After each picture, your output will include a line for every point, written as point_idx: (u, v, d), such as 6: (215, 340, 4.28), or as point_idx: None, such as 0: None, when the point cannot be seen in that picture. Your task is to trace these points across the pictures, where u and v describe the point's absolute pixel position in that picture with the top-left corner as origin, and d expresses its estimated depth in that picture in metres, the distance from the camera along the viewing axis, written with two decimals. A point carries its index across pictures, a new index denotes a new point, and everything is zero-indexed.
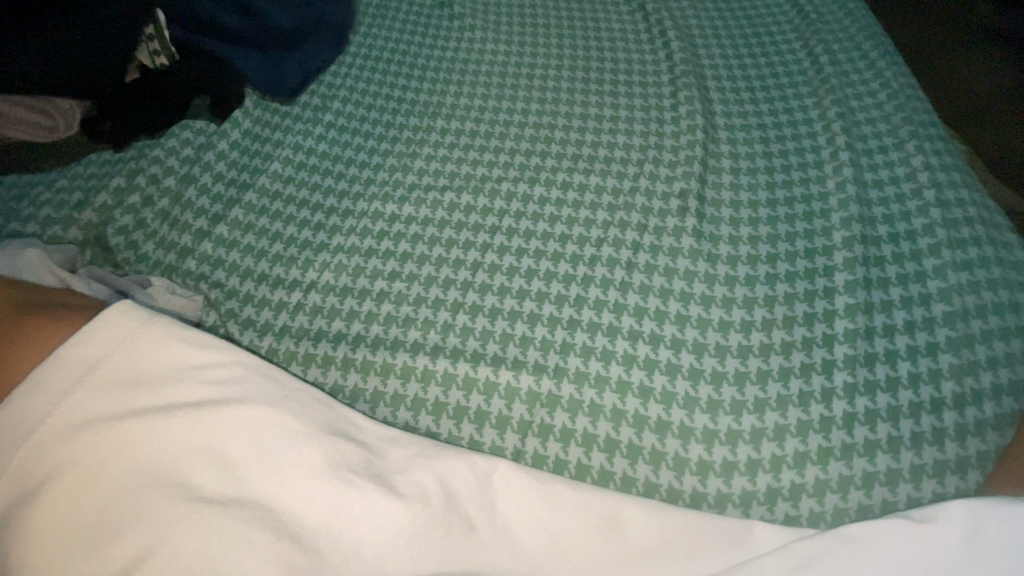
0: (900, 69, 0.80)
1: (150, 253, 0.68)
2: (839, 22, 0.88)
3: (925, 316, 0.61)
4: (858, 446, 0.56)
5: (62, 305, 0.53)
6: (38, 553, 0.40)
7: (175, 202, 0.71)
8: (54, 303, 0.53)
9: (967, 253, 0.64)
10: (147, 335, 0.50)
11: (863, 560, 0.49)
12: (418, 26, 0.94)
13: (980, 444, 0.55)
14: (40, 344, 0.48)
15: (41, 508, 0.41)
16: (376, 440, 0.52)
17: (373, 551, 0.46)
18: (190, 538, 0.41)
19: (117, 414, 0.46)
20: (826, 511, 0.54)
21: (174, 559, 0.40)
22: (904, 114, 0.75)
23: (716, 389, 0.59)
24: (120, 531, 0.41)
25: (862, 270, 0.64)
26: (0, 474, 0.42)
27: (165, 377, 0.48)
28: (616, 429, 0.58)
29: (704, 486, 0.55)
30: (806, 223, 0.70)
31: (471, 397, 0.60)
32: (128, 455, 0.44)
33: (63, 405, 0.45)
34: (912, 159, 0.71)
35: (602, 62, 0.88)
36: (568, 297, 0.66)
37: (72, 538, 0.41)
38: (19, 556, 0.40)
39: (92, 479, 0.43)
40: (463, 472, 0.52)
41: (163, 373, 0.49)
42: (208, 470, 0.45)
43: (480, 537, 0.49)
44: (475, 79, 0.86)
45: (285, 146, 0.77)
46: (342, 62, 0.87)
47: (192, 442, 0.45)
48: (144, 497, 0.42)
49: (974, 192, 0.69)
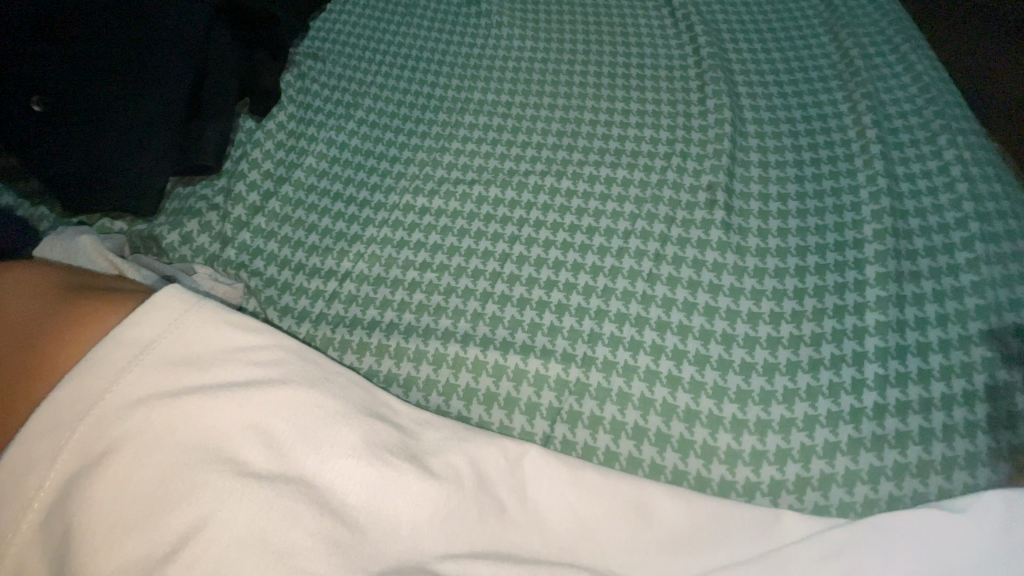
0: (934, 60, 0.79)
1: (193, 241, 0.71)
2: (871, 13, 0.86)
3: (958, 309, 0.60)
4: (889, 438, 0.55)
5: (111, 289, 0.56)
6: (99, 521, 0.42)
7: (216, 194, 0.74)
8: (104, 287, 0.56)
9: (1001, 246, 0.63)
10: (195, 319, 0.52)
11: (893, 549, 0.49)
12: (444, 22, 0.94)
13: (1014, 437, 0.55)
14: (92, 326, 0.51)
15: (102, 479, 0.44)
16: (410, 422, 0.54)
17: (409, 528, 0.47)
18: (238, 510, 0.43)
19: (169, 393, 0.48)
20: (856, 501, 0.54)
21: (225, 530, 0.42)
22: (938, 106, 0.73)
23: (745, 379, 0.59)
24: (175, 502, 0.43)
25: (895, 262, 0.63)
26: (63, 448, 0.45)
27: (212, 359, 0.50)
28: (644, 418, 0.58)
29: (732, 475, 0.56)
30: (837, 215, 0.69)
31: (500, 384, 0.61)
32: (181, 432, 0.46)
33: (120, 383, 0.47)
34: (946, 152, 0.70)
35: (628, 56, 0.88)
36: (596, 288, 0.66)
37: (130, 508, 0.43)
38: (81, 524, 0.42)
39: (147, 453, 0.45)
40: (494, 456, 0.53)
41: (210, 355, 0.51)
42: (254, 447, 0.47)
43: (511, 518, 0.51)
44: (502, 75, 0.87)
45: (316, 140, 0.79)
46: (371, 58, 0.89)
47: (239, 421, 0.47)
48: (196, 471, 0.44)
49: (1010, 184, 0.68)
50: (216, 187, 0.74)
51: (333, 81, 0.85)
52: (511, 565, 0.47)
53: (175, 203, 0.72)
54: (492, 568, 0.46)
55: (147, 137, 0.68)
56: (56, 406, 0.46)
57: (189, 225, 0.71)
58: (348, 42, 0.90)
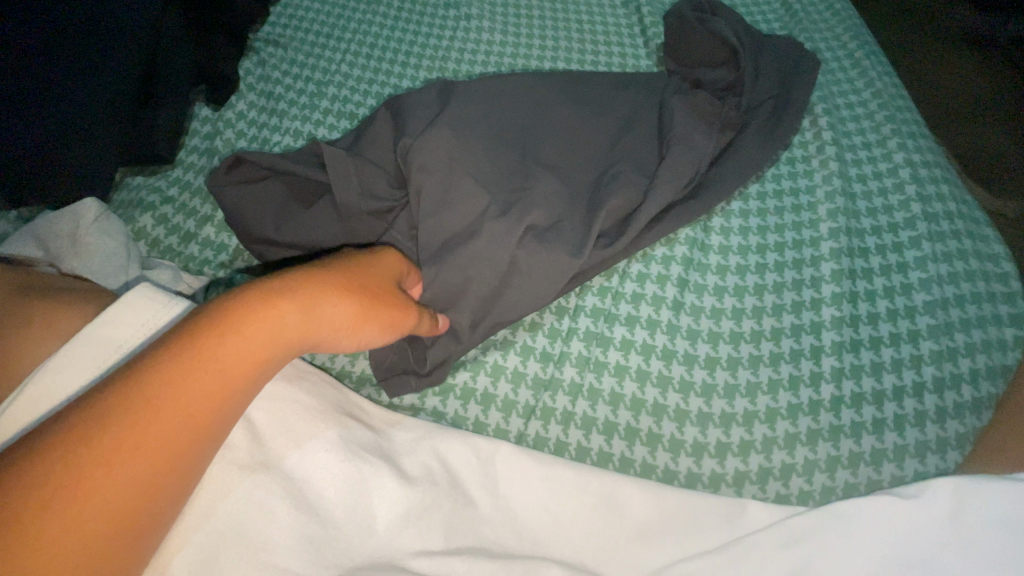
0: (884, 69, 0.83)
1: (149, 232, 0.70)
2: (827, 20, 0.90)
3: (907, 304, 0.63)
4: (845, 428, 0.58)
5: (60, 291, 0.53)
6: None
7: (170, 185, 0.73)
8: (51, 288, 0.53)
9: (947, 245, 0.67)
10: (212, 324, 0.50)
11: (849, 536, 0.51)
12: (407, 10, 0.91)
13: (958, 426, 0.58)
14: (49, 330, 0.49)
15: None
16: (383, 425, 0.54)
17: (384, 525, 0.48)
18: (222, 493, 0.44)
19: None
20: (815, 490, 0.56)
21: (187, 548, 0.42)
22: (888, 112, 0.78)
23: (710, 373, 0.61)
24: None
25: (848, 260, 0.67)
26: None
27: None
28: (614, 413, 0.60)
29: (698, 467, 0.57)
30: (795, 215, 0.71)
31: (477, 379, 0.61)
32: None
33: None
34: (895, 155, 0.74)
35: (594, 53, 0.87)
36: (566, 307, 0.66)
37: None
38: None
39: None
40: (465, 454, 0.53)
41: None
42: (235, 439, 0.47)
43: (482, 515, 0.51)
44: (467, 66, 0.85)
45: (283, 132, 0.77)
46: (331, 47, 0.86)
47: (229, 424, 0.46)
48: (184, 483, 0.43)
49: (954, 187, 0.72)
50: (170, 178, 0.73)
51: (294, 69, 0.83)
52: (486, 561, 0.47)
53: (125, 195, 0.72)
54: (466, 565, 0.47)
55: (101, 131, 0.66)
56: (34, 395, 0.44)
57: (142, 219, 0.70)
58: (309, 30, 0.88)
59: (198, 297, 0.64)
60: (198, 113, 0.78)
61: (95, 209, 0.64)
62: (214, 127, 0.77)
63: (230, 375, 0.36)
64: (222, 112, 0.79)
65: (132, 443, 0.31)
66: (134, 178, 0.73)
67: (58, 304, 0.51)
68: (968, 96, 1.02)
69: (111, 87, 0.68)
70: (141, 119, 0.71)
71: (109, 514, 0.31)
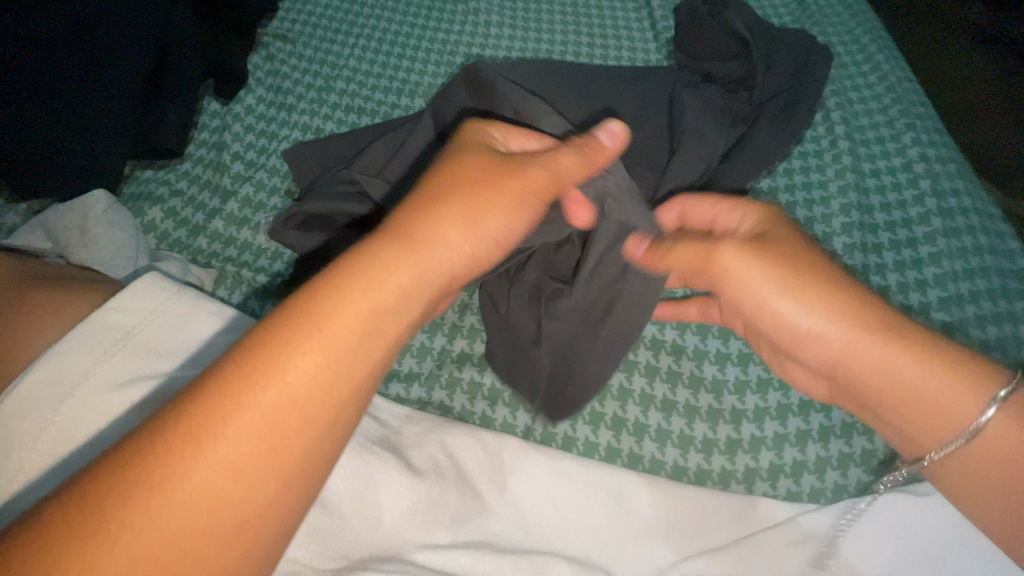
0: (899, 64, 0.82)
1: (158, 224, 0.70)
2: (840, 15, 0.89)
3: (921, 301, 0.63)
4: (858, 426, 0.57)
5: (70, 279, 0.53)
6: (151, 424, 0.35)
7: (178, 179, 0.74)
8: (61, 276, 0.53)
9: (962, 242, 0.66)
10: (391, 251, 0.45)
11: (862, 534, 0.50)
12: (417, 4, 0.91)
13: None
14: (58, 319, 0.49)
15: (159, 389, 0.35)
16: (390, 417, 0.53)
17: (391, 518, 0.47)
18: None
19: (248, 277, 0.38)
20: (827, 487, 0.55)
21: None
22: (902, 107, 0.77)
23: (720, 369, 0.61)
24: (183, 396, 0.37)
25: (861, 256, 0.66)
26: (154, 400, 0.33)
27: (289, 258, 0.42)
28: (623, 408, 0.59)
29: (708, 463, 0.57)
30: (807, 210, 0.70)
31: (485, 373, 0.61)
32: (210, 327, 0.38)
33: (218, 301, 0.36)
34: (909, 151, 0.73)
35: (604, 47, 0.86)
36: None
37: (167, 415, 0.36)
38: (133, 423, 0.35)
39: None
40: (473, 448, 0.53)
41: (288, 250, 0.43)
42: None
43: (489, 509, 0.51)
44: (476, 60, 0.84)
45: (293, 126, 0.78)
46: (341, 41, 0.86)
47: None
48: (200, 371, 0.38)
49: (970, 182, 0.71)
50: (178, 172, 0.74)
51: (303, 63, 0.83)
52: (493, 555, 0.47)
53: (134, 188, 0.72)
54: (473, 560, 0.47)
55: (108, 125, 0.66)
56: (38, 382, 0.44)
57: (151, 212, 0.71)
58: (319, 24, 0.88)
59: (205, 289, 0.65)
60: (207, 107, 0.79)
61: (104, 200, 0.64)
62: (223, 121, 0.78)
63: (314, 366, 0.33)
64: (231, 106, 0.79)
65: (215, 446, 0.31)
66: (144, 172, 0.74)
67: (66, 293, 0.51)
68: (982, 93, 1.01)
69: (120, 82, 0.67)
70: (150, 111, 0.71)
71: (202, 514, 0.30)
